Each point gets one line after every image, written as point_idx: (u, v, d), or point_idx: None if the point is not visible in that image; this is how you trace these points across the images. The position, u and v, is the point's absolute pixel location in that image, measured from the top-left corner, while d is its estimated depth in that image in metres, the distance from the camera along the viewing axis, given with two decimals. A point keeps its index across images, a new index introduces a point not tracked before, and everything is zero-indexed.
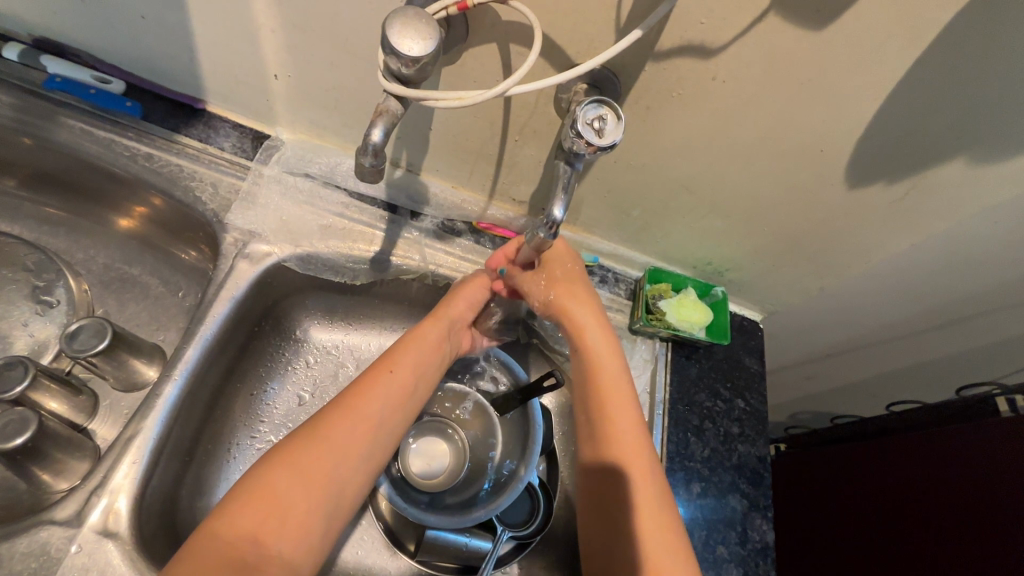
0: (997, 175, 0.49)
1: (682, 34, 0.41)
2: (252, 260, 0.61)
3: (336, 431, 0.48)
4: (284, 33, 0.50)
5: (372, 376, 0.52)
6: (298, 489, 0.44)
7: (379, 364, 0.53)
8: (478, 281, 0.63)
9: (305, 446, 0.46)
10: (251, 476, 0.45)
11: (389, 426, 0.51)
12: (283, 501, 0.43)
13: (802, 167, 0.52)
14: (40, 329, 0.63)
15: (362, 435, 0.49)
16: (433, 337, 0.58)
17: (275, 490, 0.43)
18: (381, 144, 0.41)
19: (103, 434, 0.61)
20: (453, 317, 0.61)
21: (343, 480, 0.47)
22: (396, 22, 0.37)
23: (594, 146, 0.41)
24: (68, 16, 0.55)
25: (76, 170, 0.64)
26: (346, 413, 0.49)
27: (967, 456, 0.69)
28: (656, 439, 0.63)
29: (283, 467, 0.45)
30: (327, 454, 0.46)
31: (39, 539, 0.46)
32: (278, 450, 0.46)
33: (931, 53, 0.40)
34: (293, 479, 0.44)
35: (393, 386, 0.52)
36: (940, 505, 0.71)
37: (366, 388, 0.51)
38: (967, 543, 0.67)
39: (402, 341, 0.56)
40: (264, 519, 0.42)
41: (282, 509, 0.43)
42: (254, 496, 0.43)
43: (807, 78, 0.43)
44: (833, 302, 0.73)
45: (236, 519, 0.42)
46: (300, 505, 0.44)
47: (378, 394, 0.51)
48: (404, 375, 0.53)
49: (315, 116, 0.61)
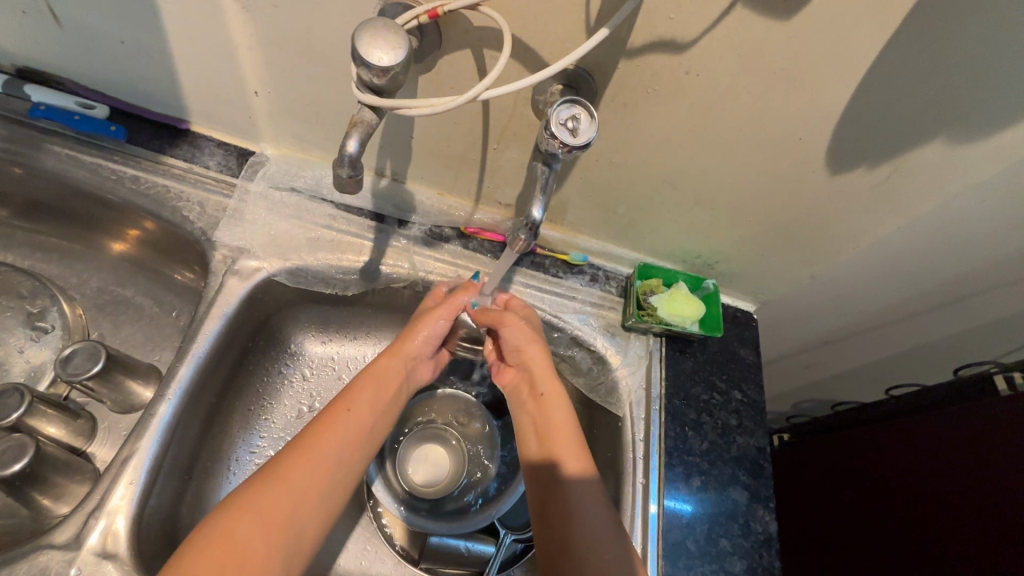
0: (980, 153, 0.49)
1: (652, 31, 0.42)
2: (241, 276, 0.61)
3: (297, 471, 0.46)
4: (261, 50, 0.51)
5: (329, 416, 0.50)
6: (260, 533, 0.42)
7: (337, 404, 0.52)
8: (445, 310, 0.59)
9: (268, 488, 0.44)
10: (210, 523, 0.42)
11: (351, 464, 0.50)
12: (242, 548, 0.41)
13: (783, 155, 0.52)
14: (35, 354, 0.64)
15: (322, 474, 0.47)
16: (390, 373, 0.56)
17: (234, 536, 0.42)
18: (357, 155, 0.42)
19: (102, 456, 0.61)
20: (411, 352, 0.58)
21: (306, 521, 0.45)
22: (364, 34, 0.37)
23: (568, 146, 0.42)
24: (49, 44, 0.56)
25: (66, 197, 0.64)
26: (305, 451, 0.47)
27: (962, 451, 0.69)
28: (652, 435, 0.63)
29: (243, 512, 0.43)
30: (291, 494, 0.45)
31: (38, 564, 0.46)
32: (234, 498, 0.44)
33: (897, 38, 0.40)
34: (251, 525, 0.42)
35: (354, 422, 0.51)
36: (936, 501, 0.71)
37: (324, 427, 0.49)
38: (964, 533, 0.67)
39: (357, 378, 0.55)
40: (224, 568, 0.40)
41: (241, 554, 0.41)
42: (212, 540, 0.41)
43: (778, 68, 0.43)
44: (826, 289, 0.73)
45: (194, 567, 0.39)
46: (261, 550, 0.42)
47: (339, 431, 0.50)
48: (362, 415, 0.52)
49: (299, 131, 0.62)
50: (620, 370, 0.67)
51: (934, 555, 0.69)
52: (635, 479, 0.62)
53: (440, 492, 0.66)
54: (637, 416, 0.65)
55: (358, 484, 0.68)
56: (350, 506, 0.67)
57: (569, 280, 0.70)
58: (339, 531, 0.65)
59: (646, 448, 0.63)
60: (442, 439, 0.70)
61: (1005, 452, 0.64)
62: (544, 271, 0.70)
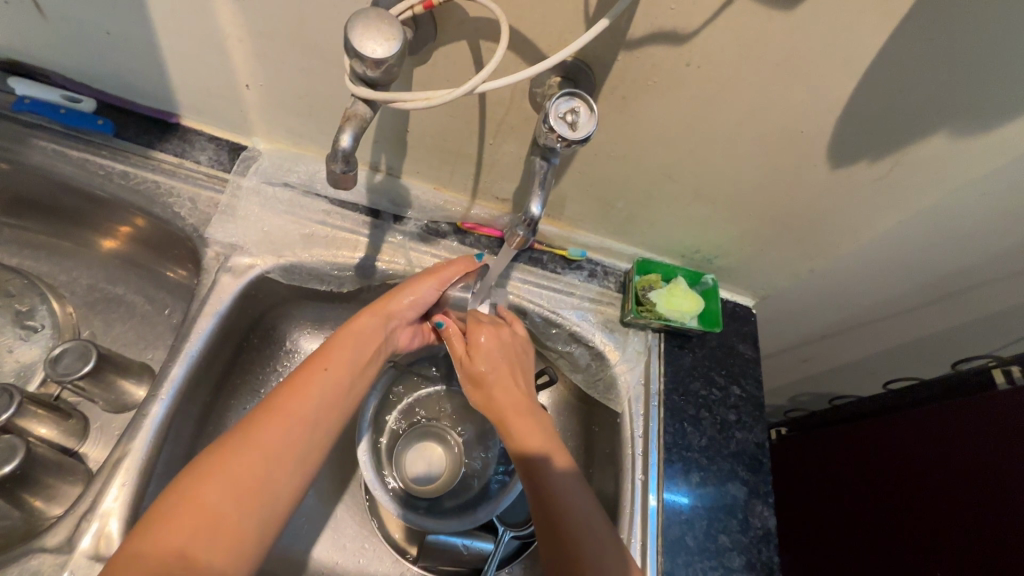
0: (985, 145, 0.48)
1: (652, 22, 0.41)
2: (234, 273, 0.60)
3: (269, 434, 0.45)
4: (252, 41, 0.49)
5: (304, 374, 0.49)
6: (228, 496, 0.42)
7: (312, 363, 0.51)
8: (432, 278, 0.58)
9: (236, 451, 0.44)
10: (177, 486, 0.42)
11: (326, 427, 0.49)
12: (213, 511, 0.41)
13: (784, 149, 0.51)
14: (25, 353, 0.63)
15: (296, 436, 0.46)
16: (368, 334, 0.54)
17: (203, 499, 0.41)
18: (351, 149, 0.41)
19: (94, 457, 0.60)
20: (394, 314, 0.56)
21: (278, 485, 0.45)
22: (357, 25, 0.36)
23: (567, 140, 0.41)
24: (33, 35, 0.54)
25: (54, 194, 0.63)
26: (273, 414, 0.46)
27: (969, 454, 0.68)
28: (651, 430, 0.63)
29: (214, 473, 0.42)
30: (260, 458, 0.44)
31: (30, 568, 0.45)
32: (207, 457, 0.43)
33: (900, 30, 0.39)
34: (222, 488, 0.42)
35: (327, 386, 0.49)
36: (938, 503, 0.70)
37: (298, 386, 0.48)
38: (967, 535, 0.66)
39: (336, 336, 0.53)
40: (194, 533, 0.40)
41: (212, 517, 0.41)
42: (183, 503, 0.41)
43: (779, 60, 0.42)
44: (825, 283, 0.73)
45: (164, 532, 0.39)
46: (233, 514, 0.42)
47: (312, 393, 0.48)
48: (338, 374, 0.51)
49: (292, 125, 0.60)
50: (619, 366, 0.67)
51: (937, 557, 0.69)
52: (634, 476, 0.61)
53: (436, 491, 0.66)
54: (636, 412, 0.64)
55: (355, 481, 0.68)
56: (348, 504, 0.66)
57: (567, 276, 0.69)
58: (336, 530, 0.65)
59: (645, 444, 0.63)
60: (437, 438, 0.70)
61: (1008, 452, 0.63)
62: (542, 267, 0.69)
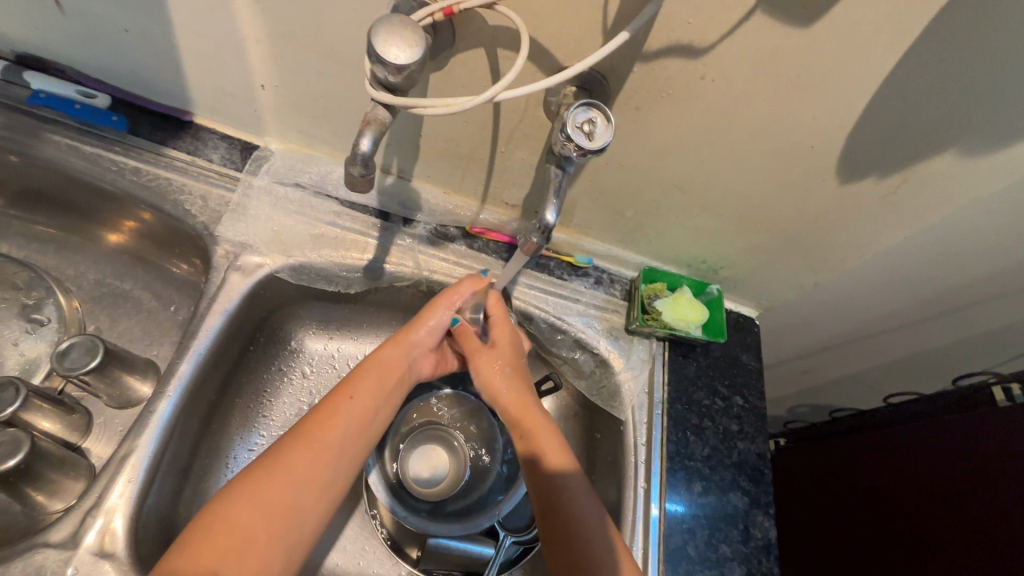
0: (993, 165, 0.49)
1: (670, 34, 0.41)
2: (244, 271, 0.60)
3: (299, 459, 0.45)
4: (270, 42, 0.50)
5: (331, 402, 0.50)
6: (259, 521, 0.42)
7: (339, 391, 0.51)
8: (444, 301, 0.59)
9: (267, 479, 0.44)
10: (210, 509, 0.42)
11: (353, 454, 0.49)
12: (242, 533, 0.41)
13: (794, 163, 0.52)
14: (30, 347, 0.63)
15: (324, 463, 0.47)
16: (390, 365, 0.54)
17: (234, 523, 0.41)
18: (370, 153, 0.41)
19: (97, 452, 0.60)
20: (414, 343, 0.57)
21: (306, 509, 0.45)
22: (381, 30, 0.36)
23: (583, 150, 0.41)
24: (50, 30, 0.55)
25: (64, 187, 0.63)
26: (305, 440, 0.47)
27: (969, 470, 0.68)
28: (654, 440, 0.63)
29: (245, 497, 0.43)
30: (290, 482, 0.44)
31: (33, 563, 0.45)
32: (238, 482, 0.44)
33: (914, 48, 0.40)
34: (252, 511, 0.42)
35: (355, 415, 0.50)
36: (940, 517, 0.70)
37: (326, 414, 0.49)
38: (965, 550, 0.66)
39: (360, 366, 0.54)
40: (223, 554, 0.40)
41: (242, 540, 0.41)
42: (216, 526, 0.41)
43: (794, 75, 0.43)
44: (829, 297, 0.73)
45: (196, 553, 0.39)
46: (260, 537, 0.42)
47: (340, 422, 0.49)
48: (364, 404, 0.51)
49: (305, 126, 0.61)
50: (623, 374, 0.67)
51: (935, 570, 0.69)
52: (636, 484, 0.62)
53: (438, 494, 0.66)
54: (640, 420, 0.65)
55: (356, 483, 0.68)
56: (350, 506, 0.66)
57: (573, 283, 0.70)
58: (337, 531, 0.65)
59: (648, 452, 0.63)
60: (442, 441, 0.70)
61: (1009, 468, 0.63)
62: (549, 273, 0.70)
